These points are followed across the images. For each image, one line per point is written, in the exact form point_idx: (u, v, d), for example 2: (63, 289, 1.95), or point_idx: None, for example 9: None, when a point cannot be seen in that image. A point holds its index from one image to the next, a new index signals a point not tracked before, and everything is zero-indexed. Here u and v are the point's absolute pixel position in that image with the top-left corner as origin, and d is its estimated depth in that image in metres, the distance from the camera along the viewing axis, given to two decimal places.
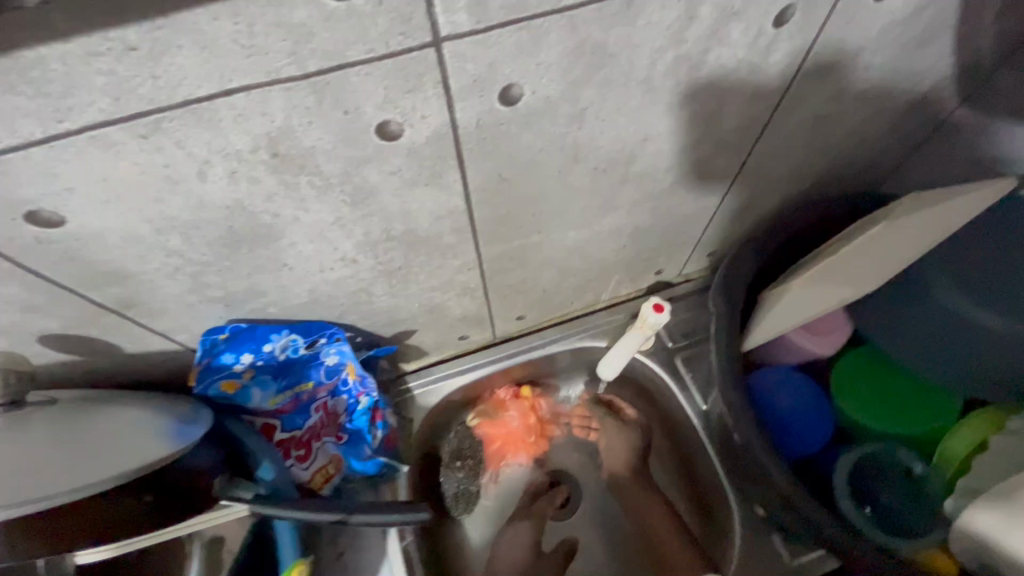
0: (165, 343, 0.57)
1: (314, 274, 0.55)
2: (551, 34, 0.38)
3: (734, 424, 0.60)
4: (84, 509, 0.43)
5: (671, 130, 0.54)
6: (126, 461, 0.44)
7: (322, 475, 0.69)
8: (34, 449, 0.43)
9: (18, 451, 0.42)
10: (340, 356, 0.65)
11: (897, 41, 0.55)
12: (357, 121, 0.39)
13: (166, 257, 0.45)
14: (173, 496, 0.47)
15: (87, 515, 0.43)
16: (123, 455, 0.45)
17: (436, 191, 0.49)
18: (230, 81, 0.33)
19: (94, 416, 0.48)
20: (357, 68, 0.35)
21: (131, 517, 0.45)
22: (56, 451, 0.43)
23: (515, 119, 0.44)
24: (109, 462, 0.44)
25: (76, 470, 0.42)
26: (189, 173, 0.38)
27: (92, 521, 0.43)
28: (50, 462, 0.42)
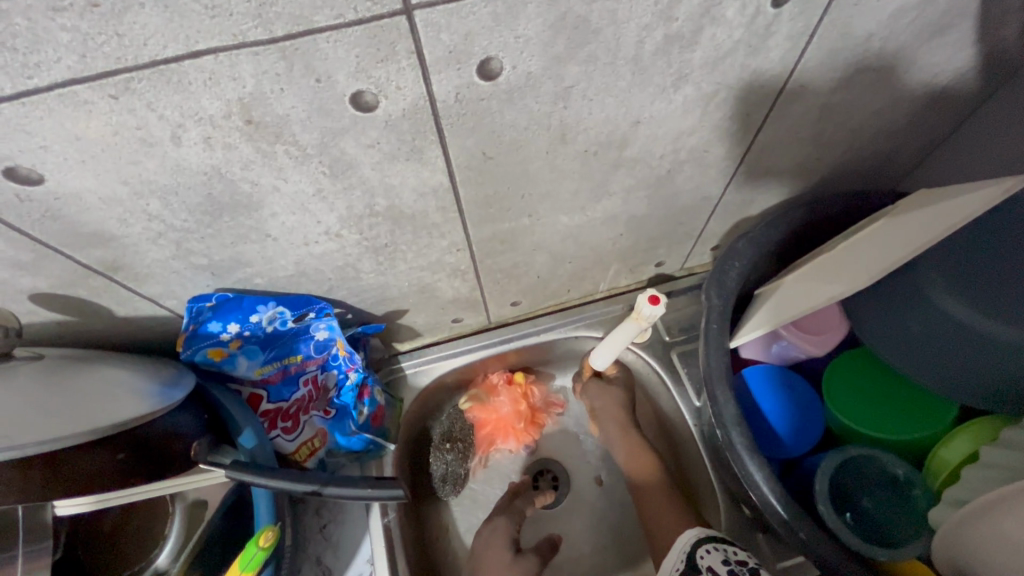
0: (154, 308, 0.58)
1: (298, 247, 0.55)
2: (530, 6, 0.37)
3: (717, 419, 0.58)
4: (64, 459, 0.44)
5: (664, 114, 0.52)
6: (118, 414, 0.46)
7: (308, 447, 0.70)
8: (32, 397, 0.45)
9: (17, 398, 0.44)
10: (329, 331, 0.67)
11: (910, 28, 0.52)
12: (330, 90, 0.38)
13: (148, 220, 0.46)
14: (147, 455, 0.48)
15: (67, 467, 0.44)
16: (103, 410, 0.46)
17: (418, 167, 0.48)
18: (196, 43, 0.33)
19: (83, 373, 0.50)
20: (326, 34, 0.35)
21: (106, 473, 0.46)
22: (53, 401, 0.45)
23: (496, 94, 0.43)
24: (103, 413, 0.46)
25: (72, 419, 0.44)
26: (162, 136, 0.38)
27: (68, 474, 0.44)
28: (49, 410, 0.44)
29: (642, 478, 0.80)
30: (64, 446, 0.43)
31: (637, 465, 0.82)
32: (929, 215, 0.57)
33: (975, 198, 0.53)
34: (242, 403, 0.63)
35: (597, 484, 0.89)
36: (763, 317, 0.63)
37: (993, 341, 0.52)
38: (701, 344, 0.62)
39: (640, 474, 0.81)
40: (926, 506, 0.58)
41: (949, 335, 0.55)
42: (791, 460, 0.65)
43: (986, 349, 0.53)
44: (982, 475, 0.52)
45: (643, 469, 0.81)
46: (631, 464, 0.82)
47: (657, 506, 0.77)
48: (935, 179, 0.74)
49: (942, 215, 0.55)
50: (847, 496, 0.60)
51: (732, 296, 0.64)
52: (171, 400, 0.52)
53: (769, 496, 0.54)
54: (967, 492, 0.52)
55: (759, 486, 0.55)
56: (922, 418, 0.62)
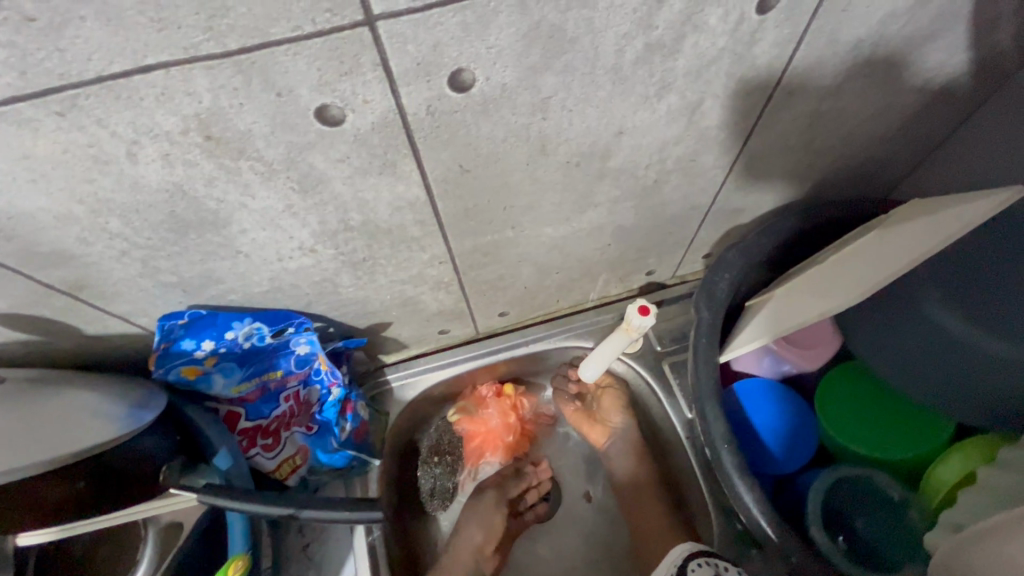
0: (125, 326, 0.56)
1: (272, 263, 0.53)
2: (500, 15, 0.35)
3: (706, 437, 0.56)
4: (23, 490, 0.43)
5: (648, 124, 0.50)
6: (80, 442, 0.46)
7: (289, 465, 0.69)
8: None
9: None
10: (310, 346, 0.65)
11: (901, 33, 0.50)
12: (293, 105, 0.37)
13: (110, 239, 0.44)
14: (109, 482, 0.48)
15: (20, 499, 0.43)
16: (54, 441, 0.45)
17: (392, 181, 0.47)
18: (144, 57, 0.31)
19: (44, 395, 0.49)
20: (285, 46, 0.33)
21: (66, 503, 0.46)
22: (14, 427, 0.44)
23: (470, 106, 0.41)
24: (64, 442, 0.45)
25: (32, 448, 0.44)
26: (117, 154, 0.37)
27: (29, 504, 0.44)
28: (10, 437, 0.44)
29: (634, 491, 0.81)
30: (9, 480, 0.42)
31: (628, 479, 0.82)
32: (922, 226, 0.55)
33: (969, 209, 0.52)
34: (218, 422, 0.61)
35: (585, 499, 0.87)
36: (754, 332, 0.61)
37: (986, 356, 0.50)
38: (690, 359, 0.60)
39: (630, 487, 0.82)
40: (924, 532, 0.56)
41: (945, 351, 0.53)
42: (783, 477, 0.63)
43: (981, 364, 0.51)
44: (979, 496, 0.51)
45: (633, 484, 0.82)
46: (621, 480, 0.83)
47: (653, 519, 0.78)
48: (931, 186, 0.72)
49: (935, 226, 0.54)
50: (840, 516, 0.58)
51: (721, 309, 0.62)
52: (132, 427, 0.50)
53: (758, 518, 0.53)
54: (964, 514, 0.51)
55: (748, 507, 0.53)
56: (912, 433, 0.60)
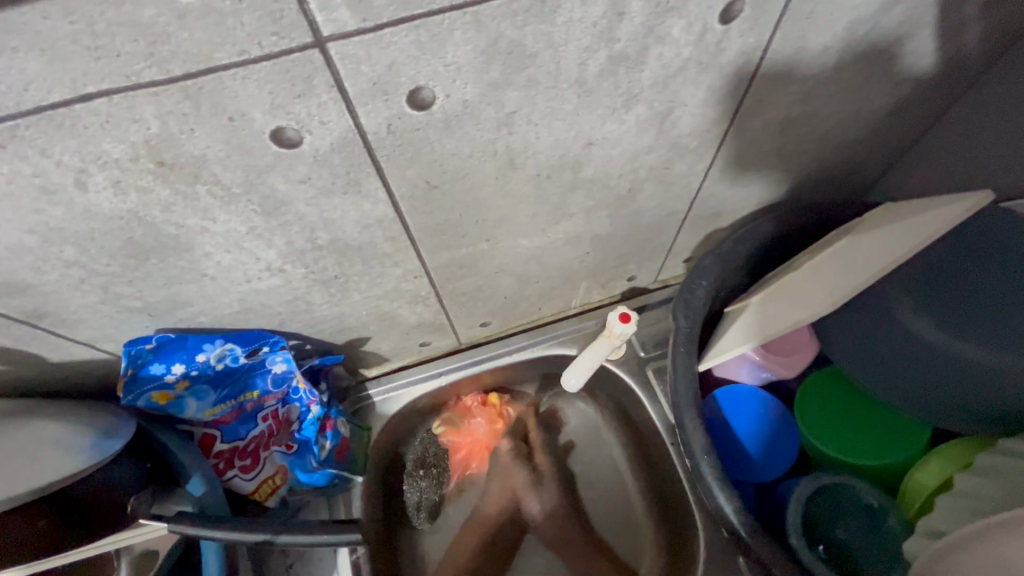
0: (91, 352, 0.55)
1: (240, 284, 0.52)
2: (456, 32, 0.35)
3: (685, 449, 0.56)
4: None
5: (617, 135, 0.50)
6: (44, 476, 0.46)
7: (268, 485, 0.67)
8: None
9: None
10: (286, 365, 0.64)
11: (865, 40, 0.51)
12: (246, 128, 0.36)
13: (66, 268, 0.43)
14: (74, 515, 0.48)
15: None
16: (19, 475, 0.45)
17: (357, 200, 0.46)
18: (84, 86, 0.30)
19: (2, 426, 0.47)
20: (233, 71, 0.32)
21: (29, 539, 0.46)
22: None
23: (432, 124, 0.41)
24: (27, 476, 0.45)
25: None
26: (65, 183, 0.36)
27: None
28: None
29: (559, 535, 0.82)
30: None
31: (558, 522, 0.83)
32: (894, 231, 0.55)
33: (939, 214, 0.53)
34: (191, 446, 0.60)
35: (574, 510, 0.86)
36: (732, 340, 0.61)
37: (969, 365, 0.51)
38: (669, 368, 0.60)
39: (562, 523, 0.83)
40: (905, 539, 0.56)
41: (932, 363, 0.53)
42: (767, 483, 0.63)
43: (965, 375, 0.51)
44: (956, 503, 0.51)
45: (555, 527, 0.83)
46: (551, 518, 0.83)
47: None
48: (904, 189, 0.72)
49: (909, 229, 0.54)
50: (821, 526, 0.57)
51: (699, 317, 0.62)
52: (99, 457, 0.50)
53: (740, 529, 0.52)
54: (941, 521, 0.51)
55: (730, 519, 0.53)
56: (888, 440, 0.61)
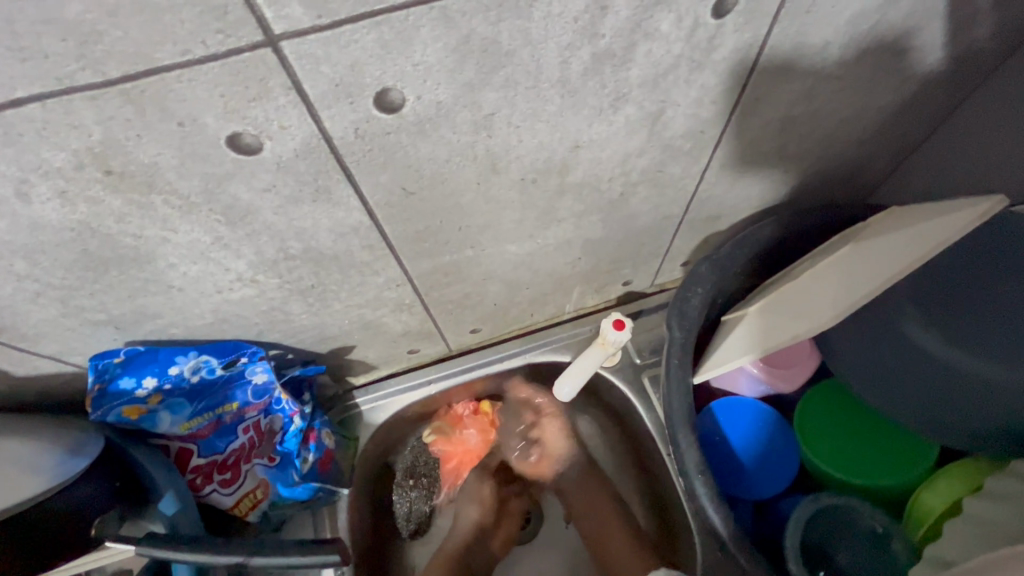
0: (58, 366, 0.53)
1: (210, 295, 0.50)
2: (423, 29, 0.32)
3: (679, 467, 0.53)
4: None
5: (606, 137, 0.47)
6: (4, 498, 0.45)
7: (249, 500, 0.65)
8: None
9: None
10: (267, 375, 0.61)
11: (870, 33, 0.48)
12: (199, 134, 0.33)
13: (19, 281, 0.41)
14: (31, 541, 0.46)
15: None
16: None
17: (329, 207, 0.43)
18: (13, 90, 0.28)
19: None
20: (176, 72, 0.29)
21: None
22: None
23: (404, 127, 0.38)
24: None
25: None
26: (5, 194, 0.33)
27: None
28: None
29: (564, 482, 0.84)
30: None
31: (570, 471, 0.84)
32: (899, 238, 0.52)
33: (948, 220, 0.50)
34: (165, 463, 0.57)
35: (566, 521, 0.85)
36: (728, 352, 0.58)
37: (990, 389, 0.48)
38: (662, 382, 0.57)
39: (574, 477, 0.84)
40: (909, 565, 0.53)
41: (944, 383, 0.50)
42: (763, 500, 0.60)
43: (983, 397, 0.48)
44: (965, 529, 0.48)
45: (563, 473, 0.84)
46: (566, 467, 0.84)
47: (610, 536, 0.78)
48: (910, 191, 0.69)
49: (917, 237, 0.51)
50: (822, 549, 0.55)
51: (694, 327, 0.59)
52: (60, 479, 0.48)
53: (736, 553, 0.49)
54: (952, 548, 0.48)
55: (725, 541, 0.50)
56: (896, 460, 0.58)
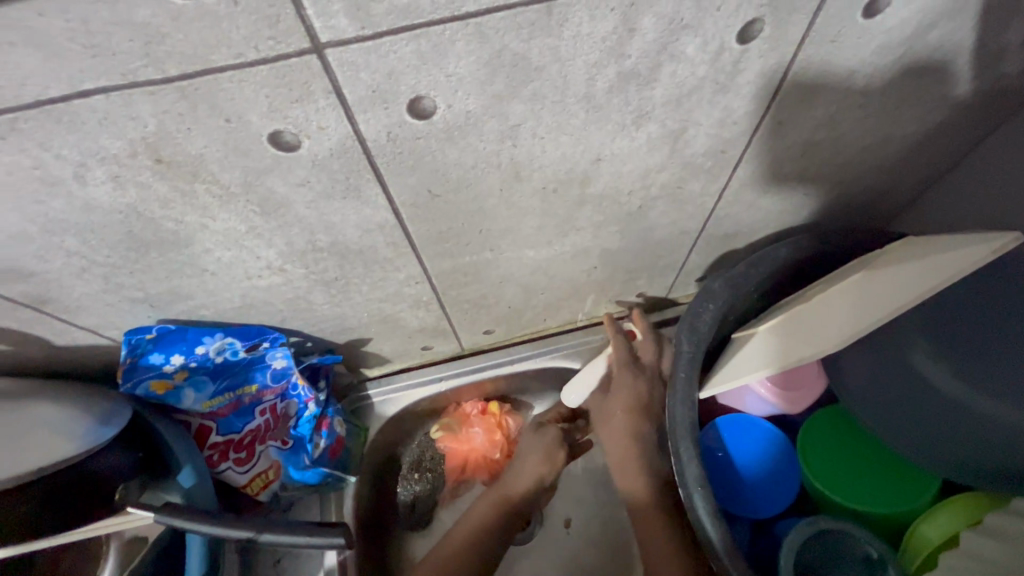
0: (94, 338, 0.56)
1: (240, 281, 0.52)
2: (458, 43, 0.34)
3: (679, 479, 0.54)
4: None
5: (627, 152, 0.48)
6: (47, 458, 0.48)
7: (260, 480, 0.68)
8: None
9: None
10: (286, 361, 0.64)
11: (897, 64, 0.48)
12: (243, 130, 0.36)
13: (68, 257, 0.44)
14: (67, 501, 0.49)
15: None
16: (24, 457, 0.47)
17: (357, 205, 0.45)
18: (81, 82, 0.30)
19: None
20: (228, 73, 0.32)
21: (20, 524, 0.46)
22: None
23: (434, 133, 0.40)
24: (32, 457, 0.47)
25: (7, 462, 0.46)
26: (65, 176, 0.36)
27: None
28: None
29: (621, 449, 0.69)
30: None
31: (634, 440, 0.69)
32: (914, 268, 0.53)
33: (963, 253, 0.50)
34: (187, 439, 0.61)
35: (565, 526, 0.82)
36: (735, 369, 0.59)
37: (996, 424, 0.48)
38: (668, 395, 0.58)
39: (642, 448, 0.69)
40: None
41: (951, 415, 0.50)
42: (761, 519, 0.61)
43: (989, 432, 0.49)
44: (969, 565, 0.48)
45: (624, 442, 0.69)
46: (640, 440, 0.69)
47: (655, 547, 0.61)
48: (931, 221, 0.69)
49: (930, 269, 0.51)
50: (814, 570, 0.55)
51: (704, 342, 0.60)
52: (99, 441, 0.51)
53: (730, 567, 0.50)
54: None
55: (719, 554, 0.51)
56: (898, 488, 0.58)
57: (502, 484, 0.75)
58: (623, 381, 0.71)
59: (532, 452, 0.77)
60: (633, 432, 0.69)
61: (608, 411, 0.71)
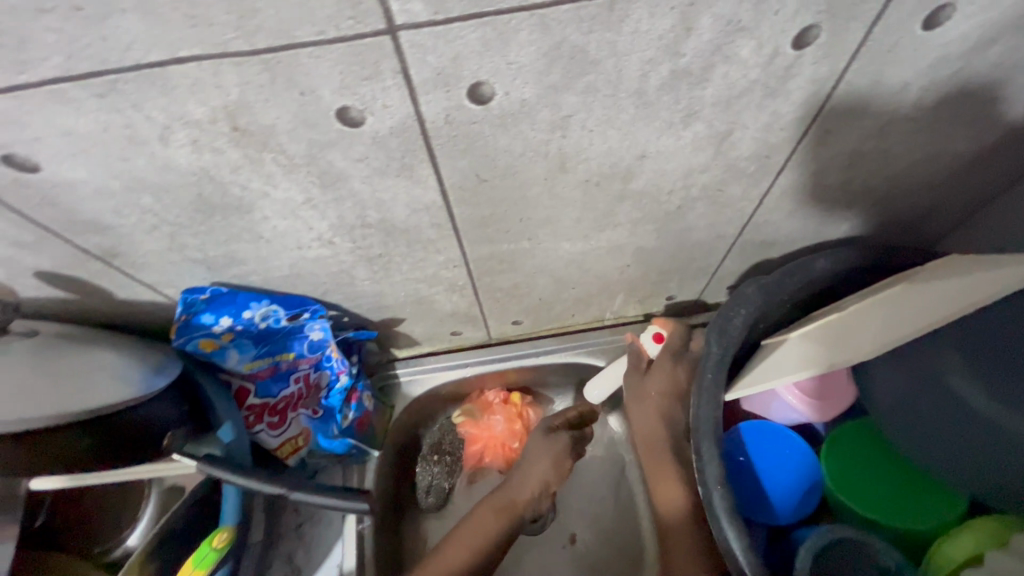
0: (152, 295, 0.60)
1: (291, 250, 0.55)
2: (522, 32, 0.36)
3: (699, 477, 0.55)
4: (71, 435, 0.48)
5: (672, 150, 0.49)
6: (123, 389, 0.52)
7: (290, 445, 0.71)
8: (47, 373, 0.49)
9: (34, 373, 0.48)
10: (323, 333, 0.67)
11: (953, 80, 0.48)
12: (315, 104, 0.38)
13: (141, 214, 0.47)
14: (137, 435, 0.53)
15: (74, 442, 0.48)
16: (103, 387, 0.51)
17: (408, 183, 0.47)
18: (179, 50, 0.33)
19: (51, 354, 0.51)
20: (309, 49, 0.34)
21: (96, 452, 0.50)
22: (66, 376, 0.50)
23: (488, 119, 0.42)
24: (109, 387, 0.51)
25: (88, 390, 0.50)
26: (151, 137, 0.39)
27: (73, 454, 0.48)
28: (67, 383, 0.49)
29: (648, 430, 0.69)
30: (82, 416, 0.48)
31: (664, 423, 0.69)
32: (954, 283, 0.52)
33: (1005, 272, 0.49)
34: (229, 398, 0.64)
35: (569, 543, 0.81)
36: (764, 373, 0.59)
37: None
38: (693, 394, 0.58)
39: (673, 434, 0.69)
40: None
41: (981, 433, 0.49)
42: (778, 526, 0.61)
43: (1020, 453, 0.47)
44: None
45: (653, 424, 0.69)
46: (670, 424, 0.69)
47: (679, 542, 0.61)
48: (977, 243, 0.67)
49: (970, 285, 0.51)
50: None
51: (734, 347, 0.60)
52: (161, 379, 0.56)
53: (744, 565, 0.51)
54: None
55: (734, 553, 0.51)
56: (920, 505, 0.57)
57: (509, 483, 0.74)
58: (662, 366, 0.72)
59: (543, 455, 0.76)
60: (664, 415, 0.69)
61: (643, 391, 0.70)
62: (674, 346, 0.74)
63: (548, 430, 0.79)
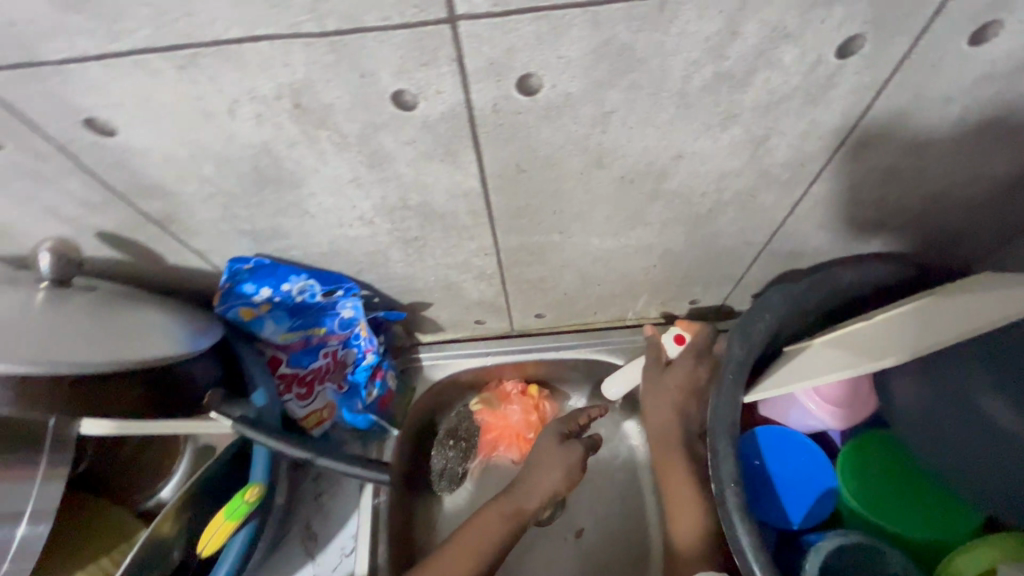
0: (200, 262, 0.63)
1: (334, 227, 0.58)
2: (574, 28, 0.37)
3: (714, 474, 0.56)
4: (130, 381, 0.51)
5: (708, 152, 0.51)
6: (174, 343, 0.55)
7: (316, 416, 0.74)
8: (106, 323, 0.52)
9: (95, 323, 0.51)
10: (354, 311, 0.69)
11: (996, 98, 0.48)
12: (373, 86, 0.40)
13: (200, 182, 0.50)
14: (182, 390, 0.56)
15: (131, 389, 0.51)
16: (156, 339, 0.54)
17: (451, 168, 0.50)
18: (256, 28, 0.36)
19: (107, 308, 0.54)
20: (374, 34, 0.37)
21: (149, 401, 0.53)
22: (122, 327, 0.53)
23: (534, 110, 0.44)
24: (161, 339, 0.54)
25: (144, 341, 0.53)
26: (220, 109, 0.42)
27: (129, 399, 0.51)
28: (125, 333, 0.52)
29: (662, 424, 0.70)
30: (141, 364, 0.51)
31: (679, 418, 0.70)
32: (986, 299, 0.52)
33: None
34: (263, 365, 0.67)
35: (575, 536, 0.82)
36: (784, 376, 0.60)
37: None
38: (713, 393, 0.59)
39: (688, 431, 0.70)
40: None
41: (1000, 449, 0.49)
42: (788, 532, 0.61)
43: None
44: None
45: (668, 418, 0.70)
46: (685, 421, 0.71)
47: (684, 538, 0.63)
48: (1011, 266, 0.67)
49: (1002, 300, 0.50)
50: None
51: (756, 351, 0.61)
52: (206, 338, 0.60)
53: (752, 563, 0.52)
54: None
55: (743, 550, 0.52)
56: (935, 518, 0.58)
57: (519, 480, 0.73)
58: (682, 363, 0.73)
59: (555, 458, 0.75)
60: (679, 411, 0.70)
61: (661, 384, 0.72)
62: (698, 346, 0.74)
63: (562, 437, 0.78)
